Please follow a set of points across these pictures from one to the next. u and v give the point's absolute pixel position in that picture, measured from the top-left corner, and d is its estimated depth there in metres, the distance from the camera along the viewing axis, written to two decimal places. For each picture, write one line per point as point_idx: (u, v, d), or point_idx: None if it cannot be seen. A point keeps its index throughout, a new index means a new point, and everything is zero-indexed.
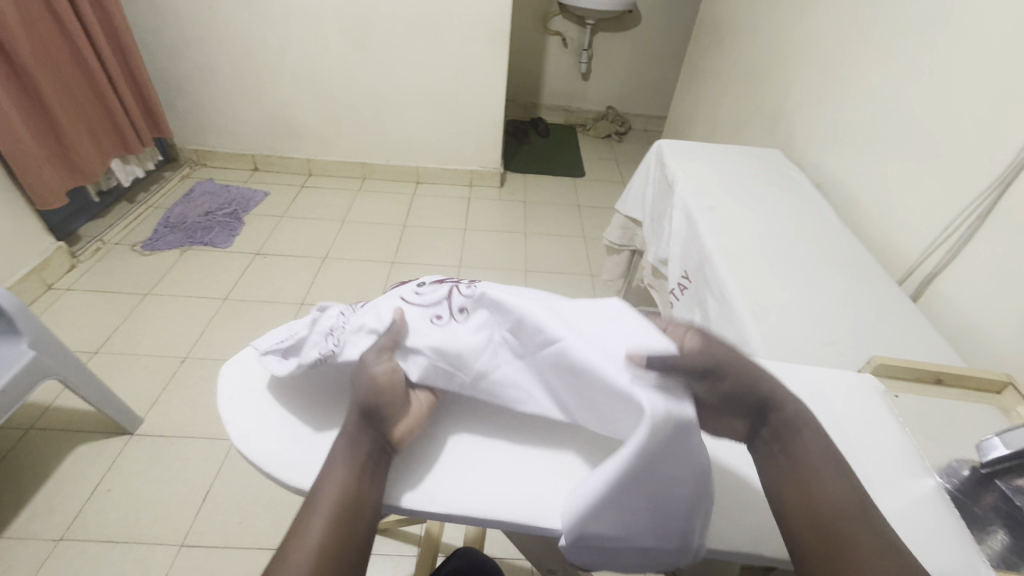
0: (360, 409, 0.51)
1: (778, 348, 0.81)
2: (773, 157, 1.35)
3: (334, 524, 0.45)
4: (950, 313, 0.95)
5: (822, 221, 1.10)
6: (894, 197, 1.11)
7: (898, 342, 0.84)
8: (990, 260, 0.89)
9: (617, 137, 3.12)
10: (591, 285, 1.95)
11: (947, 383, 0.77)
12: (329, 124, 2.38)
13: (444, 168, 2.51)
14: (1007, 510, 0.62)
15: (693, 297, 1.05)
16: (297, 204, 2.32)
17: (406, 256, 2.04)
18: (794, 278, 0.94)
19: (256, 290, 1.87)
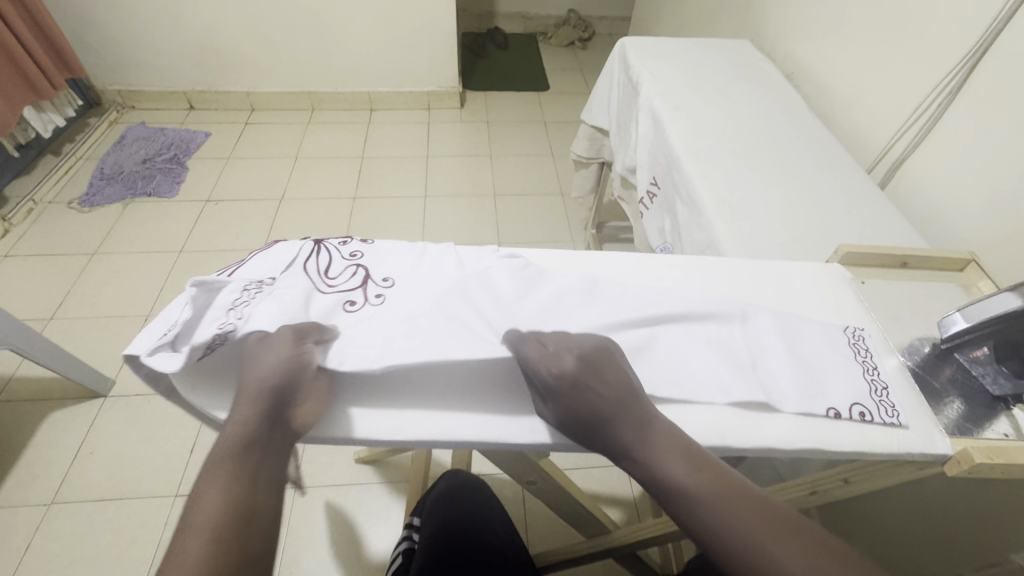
0: (249, 401, 0.47)
1: (745, 248, 0.81)
2: (740, 48, 1.25)
3: (221, 519, 0.39)
4: (915, 199, 0.93)
5: (790, 111, 1.04)
6: (865, 83, 1.05)
7: (867, 232, 0.83)
8: (954, 138, 0.86)
9: (581, 44, 2.92)
10: (563, 203, 1.90)
11: (912, 266, 0.79)
12: (264, 50, 2.16)
13: (397, 92, 2.34)
14: (963, 380, 0.68)
15: (662, 203, 1.01)
16: (242, 144, 2.16)
17: (368, 190, 1.93)
18: (764, 173, 0.91)
19: (212, 239, 1.78)
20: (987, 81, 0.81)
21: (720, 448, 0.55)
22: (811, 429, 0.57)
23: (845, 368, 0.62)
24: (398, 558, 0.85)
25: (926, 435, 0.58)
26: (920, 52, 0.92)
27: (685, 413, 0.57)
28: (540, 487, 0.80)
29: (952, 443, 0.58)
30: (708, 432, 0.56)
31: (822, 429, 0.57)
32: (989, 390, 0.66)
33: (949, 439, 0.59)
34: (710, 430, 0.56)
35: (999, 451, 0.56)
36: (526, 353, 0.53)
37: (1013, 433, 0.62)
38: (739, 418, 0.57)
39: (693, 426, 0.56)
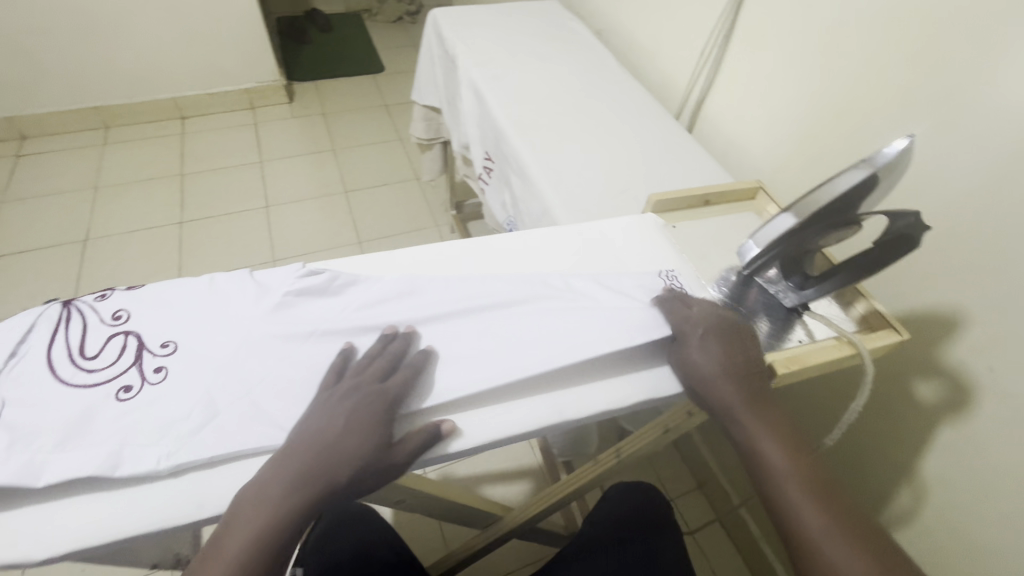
0: (369, 391, 0.45)
1: (574, 206, 0.76)
2: (547, 7, 1.21)
3: (306, 499, 0.40)
4: (718, 135, 0.96)
5: (605, 70, 1.03)
6: (661, 32, 1.04)
7: (678, 174, 0.82)
8: (742, 79, 0.88)
9: (411, 19, 2.38)
10: (420, 188, 1.73)
11: (716, 203, 0.72)
12: (18, 61, 1.55)
13: (209, 94, 1.82)
14: (766, 301, 0.62)
15: (500, 177, 0.96)
16: (22, 179, 1.59)
17: (198, 211, 1.58)
18: (588, 132, 0.88)
19: (6, 300, 1.33)
20: (758, 23, 0.83)
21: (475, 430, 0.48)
22: (632, 380, 0.53)
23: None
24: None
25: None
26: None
27: (484, 381, 0.50)
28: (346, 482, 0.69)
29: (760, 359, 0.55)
30: (534, 410, 0.50)
31: (648, 377, 0.54)
32: (784, 303, 0.61)
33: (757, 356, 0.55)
34: (506, 383, 0.50)
35: (794, 359, 0.55)
36: (362, 368, 0.47)
37: (807, 339, 0.59)
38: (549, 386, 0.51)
39: (511, 414, 0.50)
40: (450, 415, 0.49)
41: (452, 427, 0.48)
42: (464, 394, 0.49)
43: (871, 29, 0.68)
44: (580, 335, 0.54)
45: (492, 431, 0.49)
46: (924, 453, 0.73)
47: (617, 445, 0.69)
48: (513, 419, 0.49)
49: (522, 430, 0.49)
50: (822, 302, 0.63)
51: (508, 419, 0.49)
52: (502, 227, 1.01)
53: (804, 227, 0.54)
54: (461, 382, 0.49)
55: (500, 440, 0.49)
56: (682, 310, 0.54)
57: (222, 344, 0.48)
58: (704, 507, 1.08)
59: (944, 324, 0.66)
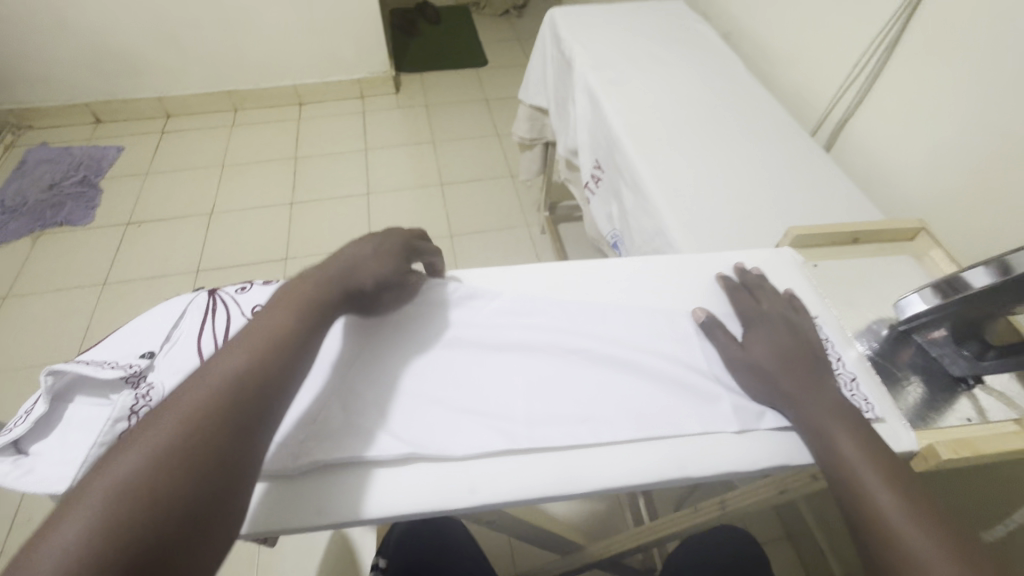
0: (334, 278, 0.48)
1: (695, 229, 0.70)
2: (672, 7, 1.13)
3: (335, 292, 0.47)
4: (862, 159, 0.85)
5: (733, 78, 0.95)
6: (802, 36, 0.94)
7: (816, 202, 0.74)
8: (901, 98, 0.77)
9: (517, 13, 2.37)
10: (514, 186, 1.72)
11: (863, 241, 0.64)
12: (169, 50, 1.73)
13: (325, 82, 1.92)
14: (922, 364, 0.54)
15: (609, 189, 0.92)
16: (163, 154, 1.77)
17: (307, 194, 1.67)
18: (714, 148, 0.81)
19: (144, 263, 1.49)
20: (928, 35, 0.72)
21: (584, 478, 0.45)
22: (768, 438, 0.48)
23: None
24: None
25: (890, 430, 0.48)
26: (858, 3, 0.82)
27: (598, 418, 0.48)
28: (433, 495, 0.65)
29: (918, 438, 0.48)
30: (658, 458, 0.46)
31: (786, 438, 0.48)
32: (949, 370, 0.53)
33: (914, 433, 0.48)
34: (624, 423, 0.47)
35: (963, 442, 0.45)
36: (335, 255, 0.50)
37: (976, 418, 0.49)
38: (673, 432, 0.47)
39: (631, 459, 0.46)
40: (567, 452, 0.46)
41: (565, 465, 0.46)
42: (582, 431, 0.46)
43: None
44: (702, 383, 0.50)
45: (611, 474, 0.45)
46: None
47: (723, 496, 0.64)
48: (631, 464, 0.46)
49: (645, 479, 0.45)
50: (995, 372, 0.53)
51: (625, 464, 0.46)
52: (605, 239, 0.97)
53: (997, 290, 0.48)
54: (579, 417, 0.47)
55: (617, 488, 0.45)
56: (759, 305, 0.54)
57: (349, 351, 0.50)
58: (793, 562, 0.99)
59: None
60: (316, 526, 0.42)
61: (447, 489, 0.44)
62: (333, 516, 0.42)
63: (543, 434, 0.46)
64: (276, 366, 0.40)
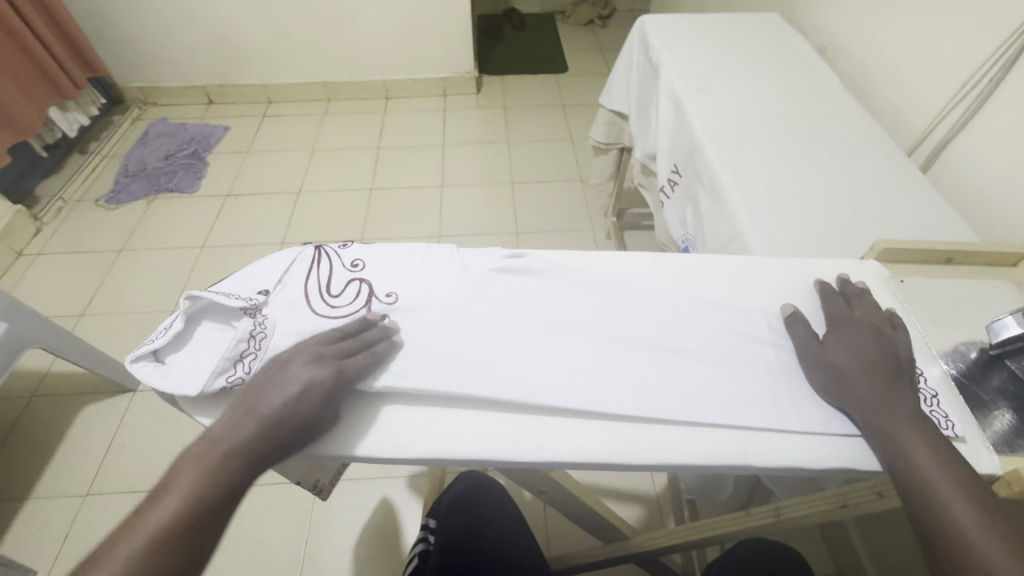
0: (327, 366, 0.46)
1: (774, 238, 0.70)
2: (767, 21, 1.12)
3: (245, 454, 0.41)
4: (962, 183, 0.81)
5: (824, 92, 0.93)
6: (904, 53, 0.91)
7: (906, 220, 0.71)
8: (1012, 120, 0.74)
9: (601, 23, 2.40)
10: (583, 191, 1.74)
11: (958, 262, 0.62)
12: (278, 42, 1.89)
13: (412, 79, 2.03)
14: (1014, 392, 0.51)
15: (684, 193, 0.93)
16: (262, 136, 1.93)
17: (386, 181, 1.77)
18: (798, 159, 0.81)
19: (237, 232, 1.63)
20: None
21: (642, 454, 0.46)
22: (836, 441, 0.47)
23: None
24: (410, 566, 0.69)
25: (970, 450, 0.47)
26: (970, 18, 0.79)
27: (665, 397, 0.49)
28: (550, 496, 0.69)
29: (1002, 462, 0.46)
30: (721, 442, 0.47)
31: (855, 443, 0.47)
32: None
33: (998, 457, 0.46)
34: (691, 407, 0.48)
35: None
36: (312, 356, 0.47)
37: None
38: (738, 422, 0.48)
39: (694, 440, 0.47)
40: (631, 425, 0.48)
41: (628, 437, 0.47)
42: (649, 409, 0.48)
43: None
44: (772, 380, 0.51)
45: (674, 451, 0.46)
46: None
47: (778, 504, 0.63)
48: (695, 444, 0.47)
49: (707, 461, 0.46)
50: None
51: (691, 445, 0.47)
52: (675, 244, 0.97)
53: None
54: (647, 395, 0.49)
55: (682, 465, 0.46)
56: (845, 311, 0.53)
57: (440, 312, 0.53)
58: None
59: None
60: (397, 457, 0.46)
61: (517, 442, 0.47)
62: (411, 451, 0.46)
63: (611, 405, 0.48)
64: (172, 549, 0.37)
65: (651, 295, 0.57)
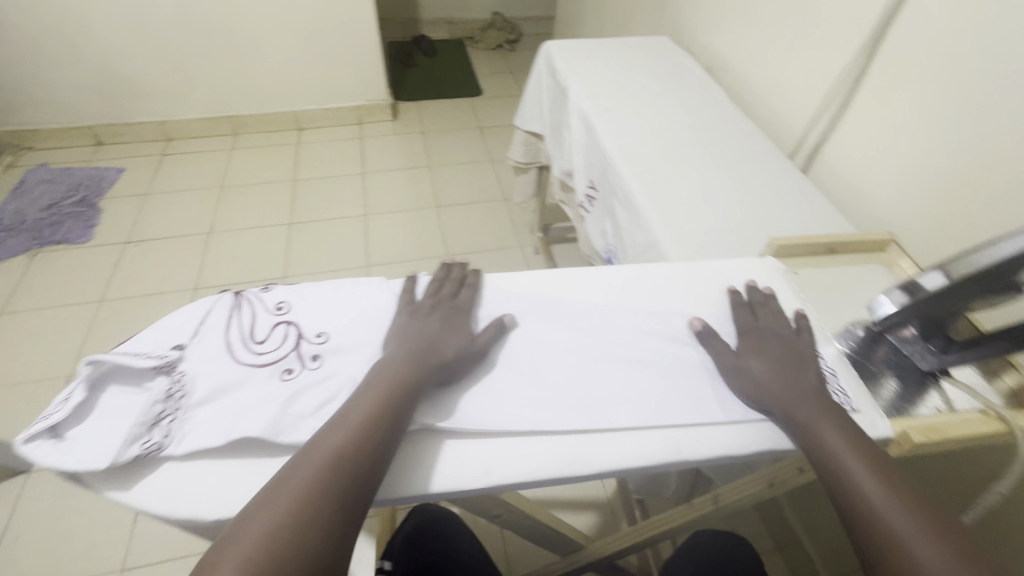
0: (446, 305, 0.55)
1: (686, 243, 0.76)
2: (660, 43, 1.22)
3: (426, 368, 0.48)
4: (837, 180, 0.92)
5: (716, 107, 1.03)
6: (777, 69, 1.03)
7: (794, 218, 0.80)
8: (868, 123, 0.85)
9: (510, 47, 2.49)
10: (508, 209, 1.78)
11: (839, 252, 0.70)
12: (174, 77, 1.78)
13: (324, 109, 1.99)
14: (896, 360, 0.59)
15: (602, 206, 0.97)
16: (163, 176, 1.80)
17: (306, 215, 1.71)
18: (698, 169, 0.88)
19: (141, 281, 1.50)
20: (889, 66, 0.80)
21: (581, 467, 0.48)
22: (753, 426, 0.52)
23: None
24: None
25: (867, 419, 0.52)
26: (825, 38, 0.91)
27: (601, 406, 0.51)
28: (505, 518, 0.69)
29: (893, 425, 0.52)
30: (657, 444, 0.50)
31: (770, 425, 0.52)
32: (920, 367, 0.57)
33: (890, 421, 0.52)
34: (627, 414, 0.51)
35: (931, 429, 0.51)
36: (433, 297, 0.55)
37: (945, 407, 0.55)
38: (670, 421, 0.51)
39: (632, 444, 0.49)
40: (572, 438, 0.49)
41: (570, 451, 0.48)
42: (588, 419, 0.50)
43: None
44: (697, 378, 0.54)
45: (614, 458, 0.48)
46: None
47: (717, 491, 0.67)
48: (633, 447, 0.49)
49: (644, 463, 0.49)
50: (962, 369, 0.58)
51: (630, 450, 0.49)
52: (598, 254, 1.02)
53: (953, 290, 0.52)
54: (585, 408, 0.51)
55: (622, 471, 0.48)
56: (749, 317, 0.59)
57: (374, 349, 0.51)
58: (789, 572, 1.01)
59: None
60: None
61: (461, 470, 0.46)
62: None
63: (551, 420, 0.49)
64: (375, 448, 0.42)
65: (584, 314, 0.59)
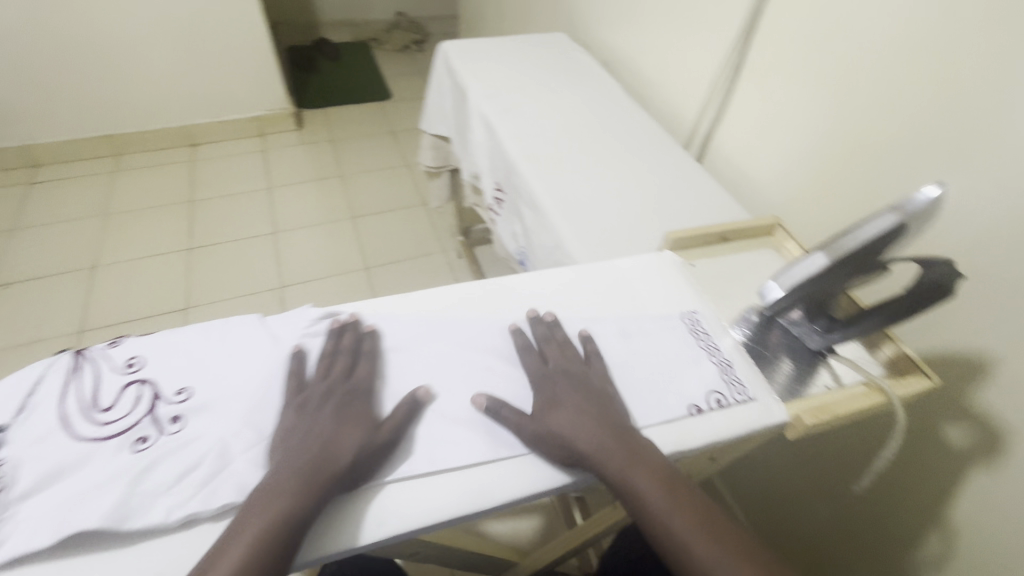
0: (340, 390, 0.46)
1: (589, 242, 0.75)
2: (556, 40, 1.22)
3: (320, 485, 0.40)
4: (729, 166, 0.96)
5: (613, 101, 1.04)
6: (666, 62, 1.05)
7: (691, 208, 0.82)
8: (750, 111, 0.88)
9: (418, 48, 2.43)
10: (427, 214, 1.73)
11: (731, 239, 0.72)
12: (33, 95, 1.58)
13: (219, 122, 1.84)
14: (789, 343, 0.61)
15: (510, 209, 0.96)
16: (32, 208, 1.60)
17: (207, 238, 1.58)
18: (597, 166, 0.88)
19: (12, 329, 1.32)
20: (762, 56, 0.84)
21: (485, 499, 0.44)
22: (661, 429, 0.50)
23: (682, 355, 0.56)
24: None
25: (763, 406, 0.53)
26: (704, 31, 0.93)
27: (504, 430, 0.47)
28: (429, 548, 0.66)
29: (788, 409, 0.53)
30: (564, 461, 0.47)
31: (678, 426, 0.51)
32: (809, 346, 0.60)
33: (785, 405, 0.54)
34: (531, 431, 0.48)
35: (821, 408, 0.53)
36: (324, 378, 0.46)
37: (833, 385, 0.57)
38: None
39: (538, 468, 0.46)
40: (474, 468, 0.45)
41: (472, 483, 0.44)
42: (489, 444, 0.46)
43: (875, 72, 0.68)
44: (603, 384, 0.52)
45: (519, 484, 0.45)
46: (954, 493, 0.68)
47: (638, 490, 0.68)
48: (539, 470, 0.46)
49: (550, 483, 0.46)
50: (846, 344, 0.61)
51: (536, 471, 0.46)
52: (512, 257, 1.00)
53: (832, 269, 0.52)
54: (487, 432, 0.47)
55: (528, 495, 0.45)
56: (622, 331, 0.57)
57: (244, 399, 0.45)
58: None
59: (963, 365, 0.64)
60: None
61: (349, 523, 0.41)
62: None
63: (448, 451, 0.45)
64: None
65: (484, 326, 0.55)
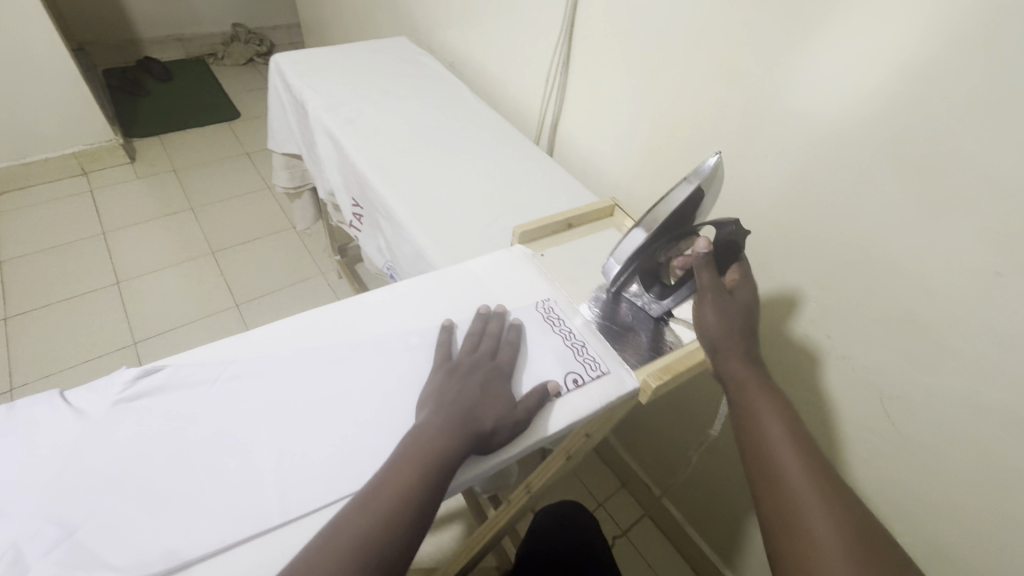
0: (486, 365, 0.51)
1: (448, 247, 0.75)
2: (398, 45, 1.20)
3: (462, 443, 0.44)
4: (576, 155, 1.01)
5: (460, 103, 1.04)
6: (505, 60, 1.08)
7: (542, 200, 0.85)
8: (584, 102, 0.94)
9: (263, 61, 2.28)
10: (298, 236, 1.63)
11: (576, 225, 0.76)
12: None
13: (25, 164, 1.58)
14: (636, 313, 0.65)
15: (370, 223, 0.93)
16: None
17: (27, 302, 1.35)
18: (450, 169, 0.88)
19: None
20: (584, 50, 0.89)
21: None
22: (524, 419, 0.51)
23: (537, 343, 0.58)
24: None
25: (616, 377, 0.57)
26: (531, 28, 0.98)
27: (359, 453, 0.45)
28: None
29: (637, 375, 0.57)
30: None
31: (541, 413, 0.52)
32: (651, 313, 0.64)
33: (635, 372, 0.58)
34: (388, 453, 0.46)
35: (666, 367, 0.58)
36: (467, 357, 0.52)
37: (677, 342, 0.62)
38: None
39: None
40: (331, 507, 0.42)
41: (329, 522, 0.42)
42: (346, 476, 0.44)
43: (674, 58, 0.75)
44: None
45: None
46: None
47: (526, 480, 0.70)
48: None
49: None
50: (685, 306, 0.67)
51: None
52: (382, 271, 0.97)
53: (653, 239, 0.58)
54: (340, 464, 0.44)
55: None
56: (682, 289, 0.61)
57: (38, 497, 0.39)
58: (631, 504, 1.17)
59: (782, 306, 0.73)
60: None
61: None
62: None
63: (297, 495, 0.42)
64: (400, 527, 0.39)
65: (329, 352, 0.52)
